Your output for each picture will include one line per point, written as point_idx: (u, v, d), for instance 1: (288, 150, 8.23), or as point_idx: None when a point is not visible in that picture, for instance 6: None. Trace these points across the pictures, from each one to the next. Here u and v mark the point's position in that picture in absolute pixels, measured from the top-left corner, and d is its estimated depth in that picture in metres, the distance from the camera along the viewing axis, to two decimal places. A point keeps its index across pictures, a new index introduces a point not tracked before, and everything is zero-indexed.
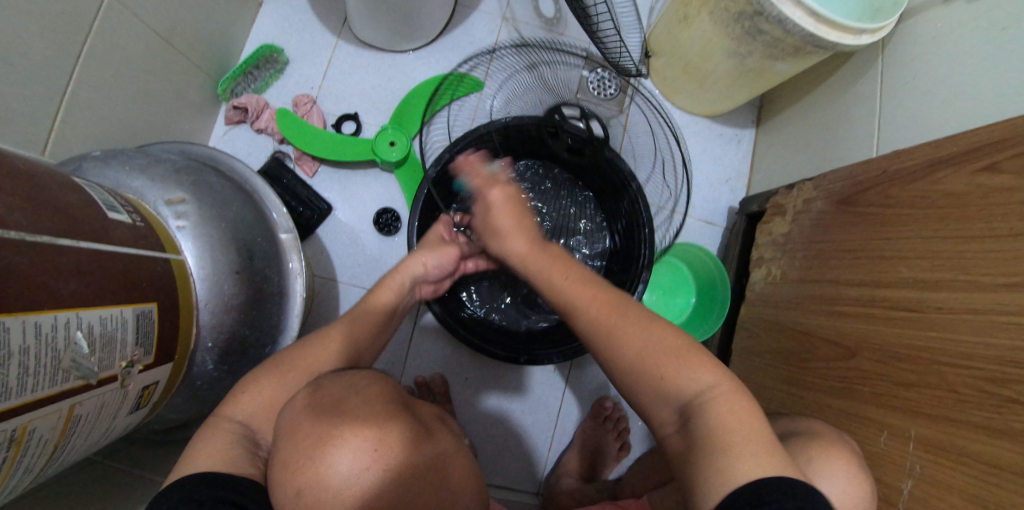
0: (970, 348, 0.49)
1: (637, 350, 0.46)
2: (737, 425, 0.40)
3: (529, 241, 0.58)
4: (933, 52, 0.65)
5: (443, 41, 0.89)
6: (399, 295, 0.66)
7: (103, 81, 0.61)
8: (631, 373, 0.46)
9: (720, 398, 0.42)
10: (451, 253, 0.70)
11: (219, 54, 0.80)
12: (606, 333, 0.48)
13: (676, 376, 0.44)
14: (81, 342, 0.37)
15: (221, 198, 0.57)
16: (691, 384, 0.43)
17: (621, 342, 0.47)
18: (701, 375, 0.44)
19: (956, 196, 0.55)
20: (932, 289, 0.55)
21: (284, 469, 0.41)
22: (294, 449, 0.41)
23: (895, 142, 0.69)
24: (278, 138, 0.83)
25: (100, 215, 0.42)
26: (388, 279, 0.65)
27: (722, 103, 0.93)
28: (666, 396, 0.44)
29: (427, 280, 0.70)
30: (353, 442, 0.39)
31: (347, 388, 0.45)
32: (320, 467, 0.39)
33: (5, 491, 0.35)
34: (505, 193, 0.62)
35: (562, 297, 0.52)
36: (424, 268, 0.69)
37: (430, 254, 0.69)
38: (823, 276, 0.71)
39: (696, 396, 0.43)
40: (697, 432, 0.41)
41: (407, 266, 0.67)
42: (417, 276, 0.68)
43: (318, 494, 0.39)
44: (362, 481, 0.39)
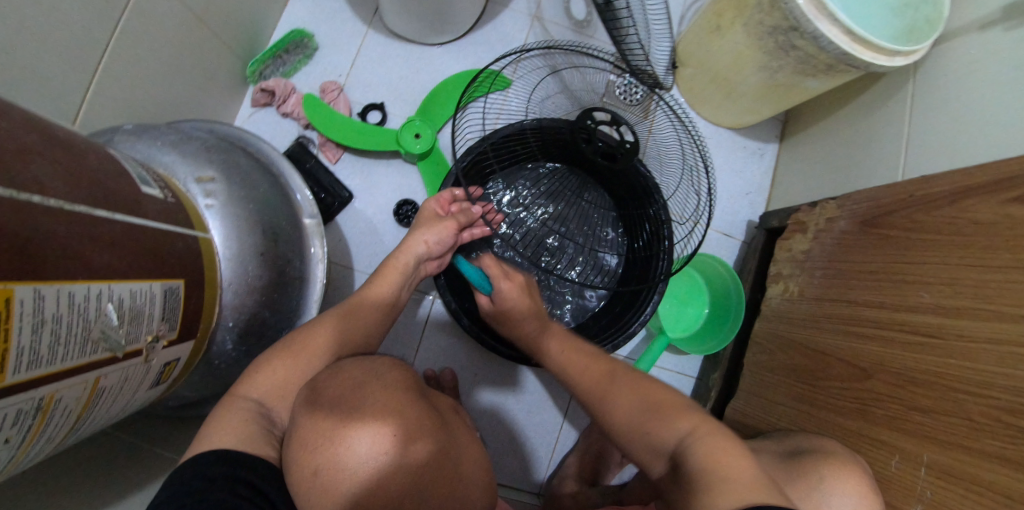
0: (990, 378, 0.49)
1: (624, 415, 0.52)
2: (726, 462, 0.41)
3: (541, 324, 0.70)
4: (968, 79, 0.64)
5: (472, 36, 0.89)
6: (404, 274, 0.67)
7: (137, 55, 0.61)
8: (625, 433, 0.51)
9: (698, 439, 0.44)
10: (449, 229, 0.70)
11: (250, 36, 0.80)
12: (601, 396, 0.56)
13: (659, 431, 0.48)
14: (111, 314, 0.37)
15: (249, 179, 0.58)
16: (672, 434, 0.46)
17: (616, 410, 0.53)
18: (678, 423, 0.47)
19: (984, 224, 0.55)
20: (954, 315, 0.54)
21: (302, 448, 0.41)
22: (313, 428, 0.41)
23: (923, 166, 0.68)
24: (303, 123, 0.83)
25: (134, 189, 0.42)
26: (392, 259, 0.67)
27: (748, 116, 0.92)
28: (655, 447, 0.48)
29: (431, 258, 0.71)
30: (373, 426, 0.39)
31: (367, 373, 0.45)
32: (339, 448, 0.39)
33: (28, 457, 0.35)
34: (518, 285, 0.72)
35: (571, 374, 0.62)
36: (427, 247, 0.69)
37: (430, 232, 0.69)
38: (842, 296, 0.71)
39: (677, 444, 0.45)
40: (686, 468, 0.43)
41: (410, 244, 0.68)
42: (421, 255, 0.68)
43: (336, 476, 0.39)
44: (377, 465, 0.39)
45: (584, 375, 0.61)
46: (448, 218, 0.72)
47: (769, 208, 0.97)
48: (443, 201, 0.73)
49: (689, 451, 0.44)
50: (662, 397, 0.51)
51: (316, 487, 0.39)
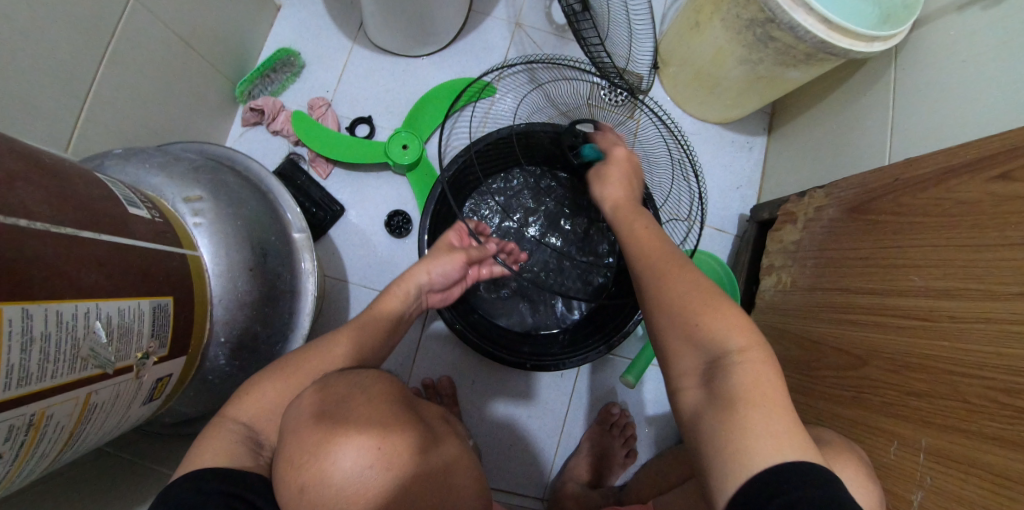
0: (983, 359, 0.49)
1: (678, 310, 0.48)
2: (759, 393, 0.41)
3: (625, 193, 0.66)
4: (947, 61, 0.65)
5: (455, 46, 0.91)
6: (404, 303, 0.66)
7: (126, 81, 0.62)
8: (668, 315, 0.49)
9: (747, 364, 0.43)
10: (453, 259, 0.69)
11: (238, 57, 0.82)
12: (658, 274, 0.52)
13: (710, 330, 0.45)
14: (100, 332, 0.38)
15: (236, 196, 0.59)
16: (722, 339, 0.45)
17: (669, 288, 0.50)
18: (731, 336, 0.44)
19: (969, 204, 0.55)
20: (944, 297, 0.54)
21: (288, 464, 0.41)
22: (300, 444, 0.41)
23: (907, 150, 0.68)
24: (293, 139, 0.84)
25: (121, 211, 0.43)
26: (393, 288, 0.65)
27: (734, 110, 0.92)
28: (700, 345, 0.46)
29: (433, 289, 0.70)
30: (359, 438, 0.39)
31: (353, 386, 0.45)
32: (326, 462, 0.39)
33: (23, 474, 0.36)
34: (627, 153, 0.69)
35: (640, 249, 0.56)
36: (429, 278, 0.69)
37: (435, 263, 0.69)
38: (834, 284, 0.70)
39: (724, 353, 0.44)
40: (724, 391, 0.42)
41: (412, 275, 0.67)
42: (422, 285, 0.68)
43: (322, 491, 0.39)
44: (366, 478, 0.39)
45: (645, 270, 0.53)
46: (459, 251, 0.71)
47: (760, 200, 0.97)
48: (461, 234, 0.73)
49: (726, 380, 0.42)
50: (715, 294, 0.48)
51: (304, 503, 0.39)
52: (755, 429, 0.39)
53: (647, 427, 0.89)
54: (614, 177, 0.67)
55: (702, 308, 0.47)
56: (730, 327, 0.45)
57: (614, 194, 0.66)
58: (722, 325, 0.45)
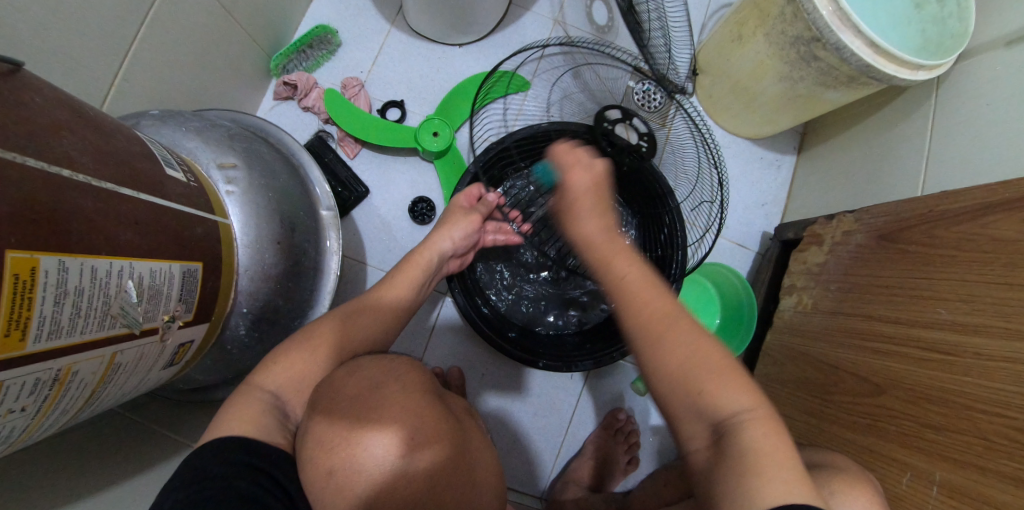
0: (1006, 397, 0.48)
1: (677, 360, 0.47)
2: (766, 445, 0.40)
3: (602, 232, 0.59)
4: (992, 95, 0.64)
5: (493, 38, 0.90)
6: (426, 271, 0.67)
7: (165, 44, 0.62)
8: (663, 379, 0.48)
9: (753, 424, 0.42)
10: (472, 224, 0.73)
11: (276, 30, 0.82)
12: (653, 338, 0.49)
13: (714, 398, 0.44)
14: (130, 291, 0.37)
15: (269, 169, 0.58)
16: (728, 403, 0.44)
17: (667, 349, 0.48)
18: (736, 398, 0.44)
19: (1004, 241, 0.54)
20: (971, 333, 0.53)
21: (317, 447, 0.40)
22: (332, 427, 0.40)
23: (944, 181, 0.67)
24: (324, 117, 0.84)
25: (159, 172, 0.43)
26: (416, 255, 0.67)
27: (767, 126, 0.92)
28: (700, 414, 0.45)
29: (454, 254, 0.72)
30: (392, 429, 0.39)
31: (383, 374, 0.44)
32: (345, 446, 0.39)
33: (43, 429, 0.36)
34: (589, 179, 0.62)
35: (630, 296, 0.53)
36: (451, 242, 0.70)
37: (453, 227, 0.71)
38: (857, 310, 0.70)
39: (730, 417, 0.43)
40: (729, 450, 0.41)
41: (434, 240, 0.69)
42: (444, 251, 0.69)
43: (352, 478, 0.38)
44: (393, 469, 0.38)
45: (642, 318, 0.51)
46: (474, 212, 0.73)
47: (784, 219, 0.97)
48: (470, 196, 0.74)
49: (732, 436, 0.42)
50: (714, 352, 0.47)
51: (329, 486, 0.39)
52: (766, 472, 0.39)
53: (652, 436, 0.89)
54: (588, 208, 0.61)
55: (696, 375, 0.46)
56: (736, 389, 0.45)
57: (586, 228, 0.60)
58: (727, 382, 0.45)
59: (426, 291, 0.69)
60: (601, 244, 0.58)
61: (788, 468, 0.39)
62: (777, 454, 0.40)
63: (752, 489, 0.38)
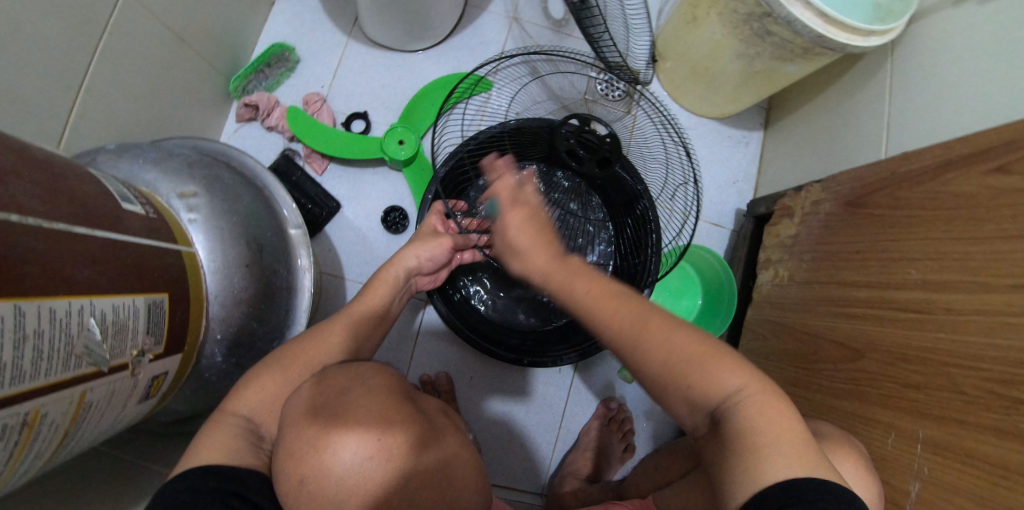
0: (979, 351, 0.49)
1: (660, 354, 0.45)
2: (766, 425, 0.41)
3: (552, 261, 0.51)
4: (943, 54, 0.65)
5: (452, 41, 0.90)
6: (395, 288, 0.66)
7: (118, 77, 0.62)
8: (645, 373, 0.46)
9: (749, 404, 0.42)
10: (442, 246, 0.69)
11: (232, 52, 0.81)
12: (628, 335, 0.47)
13: (707, 376, 0.44)
14: (94, 329, 0.37)
15: (232, 193, 0.58)
16: (721, 387, 0.44)
17: (649, 348, 0.46)
18: (726, 379, 0.44)
19: (965, 197, 0.55)
20: (941, 290, 0.54)
21: (288, 457, 0.41)
22: (301, 437, 0.41)
23: (904, 143, 0.68)
24: (288, 135, 0.84)
25: (115, 207, 0.43)
26: (382, 273, 0.66)
27: (731, 105, 0.92)
28: (696, 401, 0.45)
29: (421, 272, 0.71)
30: (358, 432, 0.39)
31: (353, 379, 0.44)
32: (324, 460, 0.39)
33: (17, 475, 0.35)
34: (527, 214, 0.53)
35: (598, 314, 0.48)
36: (417, 262, 0.68)
37: (423, 246, 0.68)
38: (831, 278, 0.71)
39: (724, 400, 0.43)
40: (728, 428, 0.42)
41: (400, 258, 0.67)
42: (410, 270, 0.68)
43: (323, 487, 0.39)
44: (366, 470, 0.38)
45: (612, 324, 0.47)
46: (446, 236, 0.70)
47: (756, 195, 0.98)
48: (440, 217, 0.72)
49: (727, 418, 0.43)
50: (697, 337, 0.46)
51: (304, 493, 0.39)
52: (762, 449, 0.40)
53: (645, 421, 0.90)
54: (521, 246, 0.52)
55: (683, 365, 0.45)
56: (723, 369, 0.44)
57: (540, 263, 0.51)
58: (718, 365, 0.44)
59: (398, 304, 0.69)
60: (560, 269, 0.51)
61: (796, 445, 0.40)
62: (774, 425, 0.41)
63: (755, 469, 0.39)
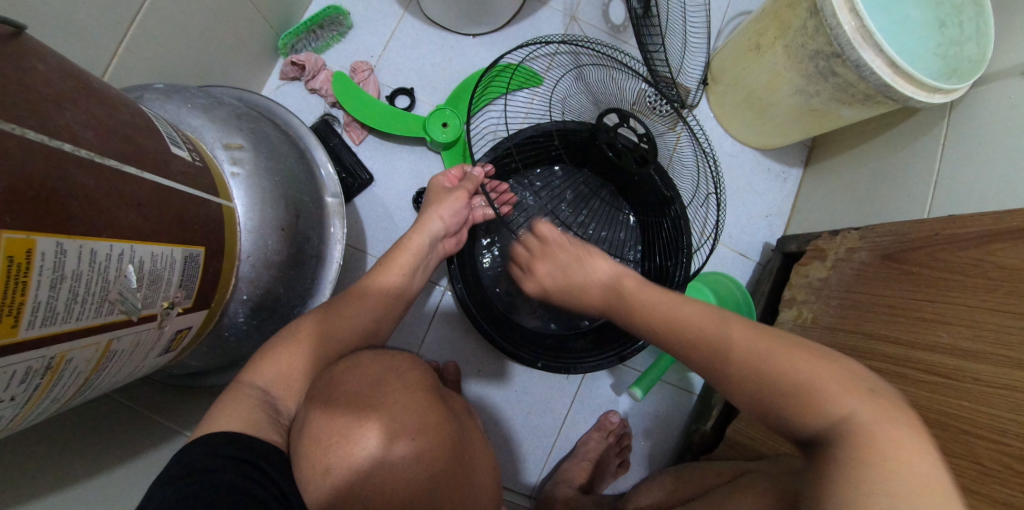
0: (1004, 424, 0.48)
1: (783, 375, 0.44)
2: (874, 449, 0.38)
3: (615, 270, 0.60)
4: (1005, 123, 0.64)
5: (507, 30, 0.88)
6: (418, 255, 0.66)
7: (171, 15, 0.59)
8: (762, 389, 0.45)
9: (867, 428, 0.39)
10: (459, 201, 0.71)
11: (286, 7, 0.79)
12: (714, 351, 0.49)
13: (821, 403, 0.42)
14: (131, 276, 0.36)
15: (276, 151, 0.57)
16: (836, 408, 0.41)
17: (741, 358, 0.47)
18: (844, 399, 0.41)
19: (1010, 270, 0.54)
20: (971, 359, 0.54)
21: (312, 445, 0.40)
22: (330, 420, 0.41)
23: (950, 206, 0.68)
24: (330, 100, 0.82)
25: (163, 151, 0.41)
26: (407, 240, 0.66)
27: (776, 138, 0.91)
28: (820, 420, 0.42)
29: (447, 235, 0.71)
30: (384, 424, 0.40)
31: (387, 370, 0.45)
32: (355, 446, 0.39)
33: (33, 415, 0.34)
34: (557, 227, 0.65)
35: (683, 327, 0.52)
36: (441, 222, 0.69)
37: (443, 207, 0.70)
38: (857, 327, 0.70)
39: (842, 421, 0.40)
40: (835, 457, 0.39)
41: (424, 222, 0.68)
42: (436, 232, 0.69)
43: (348, 475, 0.39)
44: (393, 464, 0.39)
45: (693, 339, 0.50)
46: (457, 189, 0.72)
47: (787, 232, 0.97)
48: (451, 176, 0.74)
49: (838, 440, 0.40)
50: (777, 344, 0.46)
51: (326, 486, 0.39)
52: (868, 468, 0.37)
53: (643, 440, 0.89)
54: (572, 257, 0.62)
55: (802, 387, 0.43)
56: (825, 382, 0.43)
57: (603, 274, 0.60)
58: (833, 390, 0.42)
59: (421, 277, 0.69)
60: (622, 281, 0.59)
61: (928, 472, 0.37)
62: (894, 453, 0.37)
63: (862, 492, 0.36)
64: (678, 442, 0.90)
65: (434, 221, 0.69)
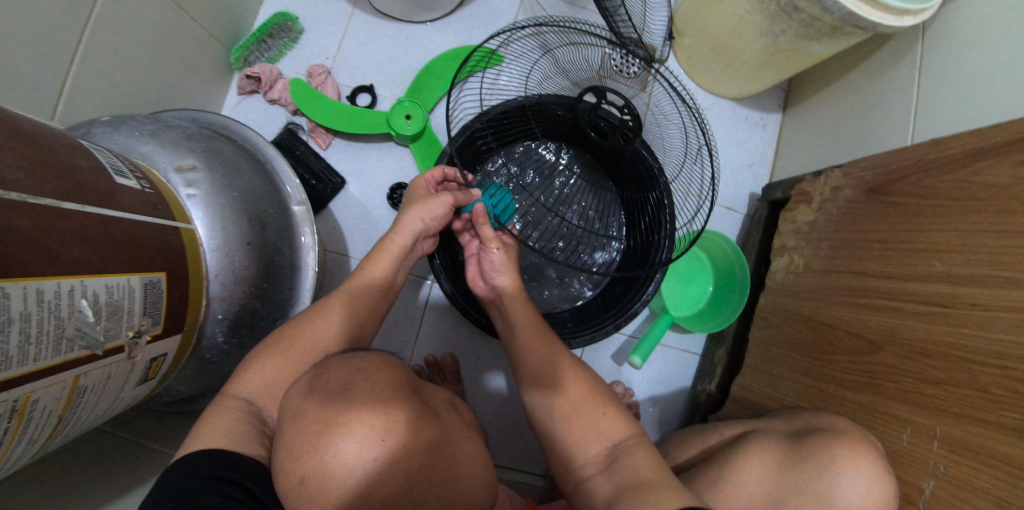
0: (1005, 347, 0.47)
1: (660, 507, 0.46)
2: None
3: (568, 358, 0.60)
4: (977, 39, 0.61)
5: (460, 12, 0.86)
6: (399, 257, 0.63)
7: (114, 46, 0.59)
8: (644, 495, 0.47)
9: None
10: (446, 206, 0.65)
11: (233, 20, 0.78)
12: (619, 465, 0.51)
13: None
14: (86, 311, 0.36)
15: (233, 167, 0.56)
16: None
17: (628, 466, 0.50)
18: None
19: (998, 188, 0.52)
20: (965, 284, 0.52)
21: (288, 455, 0.40)
22: (301, 434, 0.39)
23: (932, 131, 0.65)
24: (291, 109, 0.81)
25: (108, 182, 0.41)
26: (385, 242, 0.63)
27: (750, 84, 0.89)
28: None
29: (428, 235, 0.67)
30: (360, 430, 0.38)
31: (356, 373, 0.43)
32: (329, 455, 0.38)
33: (11, 459, 0.35)
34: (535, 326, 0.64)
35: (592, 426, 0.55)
36: (423, 224, 0.64)
37: (426, 210, 0.64)
38: (848, 268, 0.68)
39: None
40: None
41: (405, 223, 0.63)
42: (419, 233, 0.64)
43: (322, 485, 0.37)
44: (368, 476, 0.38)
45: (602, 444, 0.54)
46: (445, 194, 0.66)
47: (773, 179, 0.94)
48: (432, 180, 0.68)
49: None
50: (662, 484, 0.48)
51: (303, 495, 0.38)
52: None
53: (651, 406, 0.89)
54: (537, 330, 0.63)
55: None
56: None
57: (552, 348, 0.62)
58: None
59: (403, 274, 0.66)
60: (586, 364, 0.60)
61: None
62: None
63: None
64: (686, 405, 0.90)
65: (416, 223, 0.64)
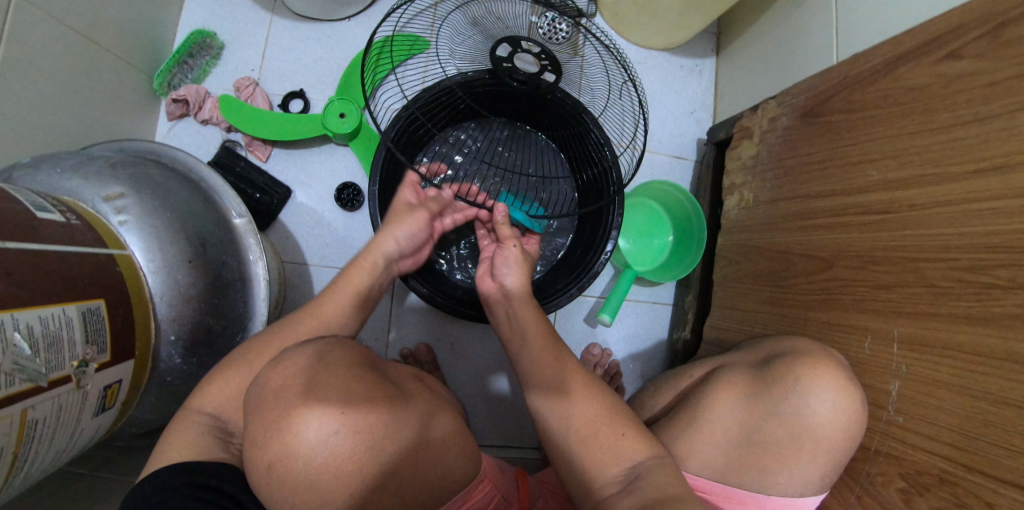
0: (945, 240, 0.49)
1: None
2: None
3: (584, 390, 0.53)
4: None
5: (381, 4, 0.86)
6: (372, 276, 0.60)
7: (27, 88, 0.58)
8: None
9: None
10: (420, 223, 0.62)
11: (149, 46, 0.76)
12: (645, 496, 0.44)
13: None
14: (22, 343, 0.35)
15: (165, 188, 0.55)
16: None
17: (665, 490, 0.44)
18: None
19: (919, 89, 0.53)
20: (902, 187, 0.54)
21: (255, 444, 0.40)
22: (265, 414, 0.40)
23: (853, 47, 0.67)
24: (225, 126, 0.80)
25: (28, 217, 0.40)
26: (359, 261, 0.60)
27: (679, 32, 0.89)
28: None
29: (404, 255, 0.64)
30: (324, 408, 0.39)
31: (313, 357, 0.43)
32: (292, 433, 0.39)
33: None
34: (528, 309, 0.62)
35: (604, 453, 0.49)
36: (397, 244, 0.62)
37: (400, 226, 0.62)
38: (793, 193, 0.70)
39: None
40: None
41: (379, 242, 0.61)
42: (391, 254, 0.61)
43: (291, 465, 0.38)
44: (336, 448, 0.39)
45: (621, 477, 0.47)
46: (421, 208, 0.63)
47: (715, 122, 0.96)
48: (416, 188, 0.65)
49: None
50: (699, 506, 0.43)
51: (272, 479, 0.39)
52: None
53: (631, 363, 0.90)
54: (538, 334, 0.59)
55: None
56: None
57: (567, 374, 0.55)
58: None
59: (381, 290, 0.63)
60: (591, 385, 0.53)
61: None
62: None
63: None
64: (663, 356, 0.92)
65: (390, 245, 0.61)
